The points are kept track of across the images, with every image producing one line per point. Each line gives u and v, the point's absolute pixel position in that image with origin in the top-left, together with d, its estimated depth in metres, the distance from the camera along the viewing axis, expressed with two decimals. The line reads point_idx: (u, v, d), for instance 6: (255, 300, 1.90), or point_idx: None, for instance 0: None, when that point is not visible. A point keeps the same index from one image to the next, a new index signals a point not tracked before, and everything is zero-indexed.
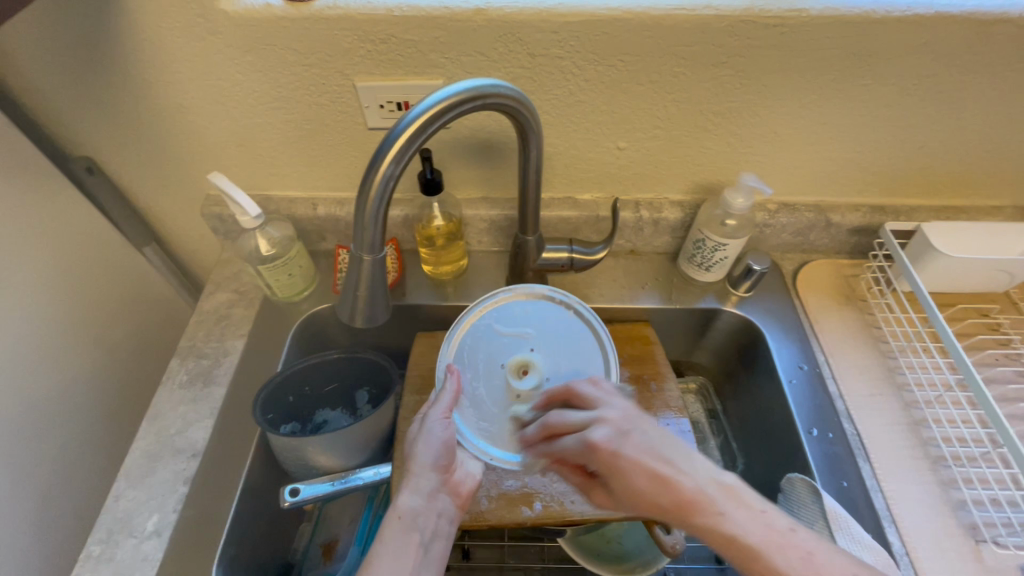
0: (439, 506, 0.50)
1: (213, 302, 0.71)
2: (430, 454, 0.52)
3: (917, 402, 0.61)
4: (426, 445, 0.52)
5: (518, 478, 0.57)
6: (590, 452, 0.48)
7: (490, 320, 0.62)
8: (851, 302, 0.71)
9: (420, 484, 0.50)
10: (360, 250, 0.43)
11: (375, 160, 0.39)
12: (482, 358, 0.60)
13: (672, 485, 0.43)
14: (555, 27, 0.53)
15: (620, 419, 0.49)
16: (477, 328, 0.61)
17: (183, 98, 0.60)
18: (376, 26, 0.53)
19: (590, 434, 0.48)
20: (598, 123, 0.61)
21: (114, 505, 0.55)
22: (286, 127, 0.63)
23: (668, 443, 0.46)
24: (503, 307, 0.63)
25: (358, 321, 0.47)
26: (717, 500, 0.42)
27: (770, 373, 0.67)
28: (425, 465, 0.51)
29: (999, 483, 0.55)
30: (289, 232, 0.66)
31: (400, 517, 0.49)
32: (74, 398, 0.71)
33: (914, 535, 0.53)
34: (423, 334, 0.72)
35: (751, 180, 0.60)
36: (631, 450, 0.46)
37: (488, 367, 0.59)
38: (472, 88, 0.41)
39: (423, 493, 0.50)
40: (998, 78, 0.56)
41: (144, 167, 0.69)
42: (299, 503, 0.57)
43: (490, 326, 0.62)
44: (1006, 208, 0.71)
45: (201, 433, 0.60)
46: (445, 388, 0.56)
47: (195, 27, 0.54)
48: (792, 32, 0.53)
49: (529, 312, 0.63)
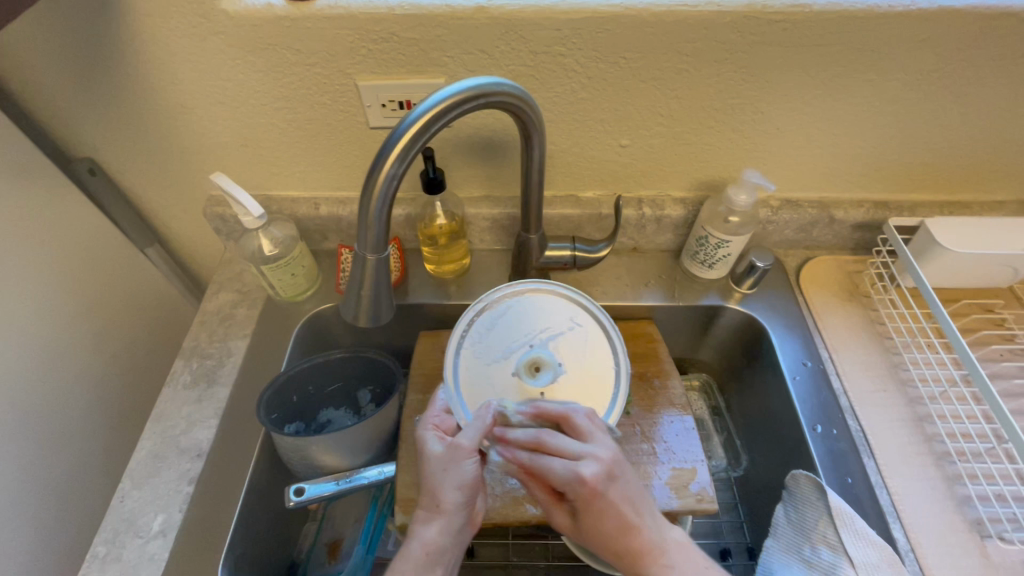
0: (462, 540, 0.49)
1: (216, 302, 0.71)
2: (462, 493, 0.47)
3: (921, 397, 0.61)
4: (453, 485, 0.47)
5: (521, 476, 0.57)
6: (577, 487, 0.44)
7: (473, 345, 0.56)
8: (854, 298, 0.71)
9: (450, 523, 0.47)
10: (364, 249, 0.43)
11: (378, 159, 0.39)
12: (485, 374, 0.54)
13: (637, 536, 0.45)
14: (557, 24, 0.53)
15: (614, 461, 0.45)
16: (469, 362, 0.55)
17: (186, 98, 0.60)
18: (378, 25, 0.53)
19: (581, 471, 0.44)
20: (601, 121, 0.61)
21: (119, 505, 0.55)
22: (289, 126, 0.62)
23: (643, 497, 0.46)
24: (477, 325, 0.56)
25: (362, 320, 0.47)
26: (670, 561, 0.45)
27: (773, 370, 0.67)
28: (456, 505, 0.47)
29: (1005, 478, 0.55)
30: (292, 232, 0.66)
31: (426, 554, 0.46)
32: (79, 399, 0.71)
33: (918, 531, 0.53)
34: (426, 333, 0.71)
35: (754, 177, 0.60)
36: (614, 495, 0.44)
37: (494, 386, 0.53)
38: (475, 86, 0.40)
39: (451, 533, 0.47)
40: (1001, 72, 0.56)
41: (147, 168, 0.69)
42: (304, 502, 0.58)
43: (482, 352, 0.55)
44: (1010, 203, 0.71)
45: (206, 433, 0.60)
46: (478, 417, 0.48)
47: (197, 28, 0.53)
48: (795, 28, 0.52)
49: (504, 316, 0.57)
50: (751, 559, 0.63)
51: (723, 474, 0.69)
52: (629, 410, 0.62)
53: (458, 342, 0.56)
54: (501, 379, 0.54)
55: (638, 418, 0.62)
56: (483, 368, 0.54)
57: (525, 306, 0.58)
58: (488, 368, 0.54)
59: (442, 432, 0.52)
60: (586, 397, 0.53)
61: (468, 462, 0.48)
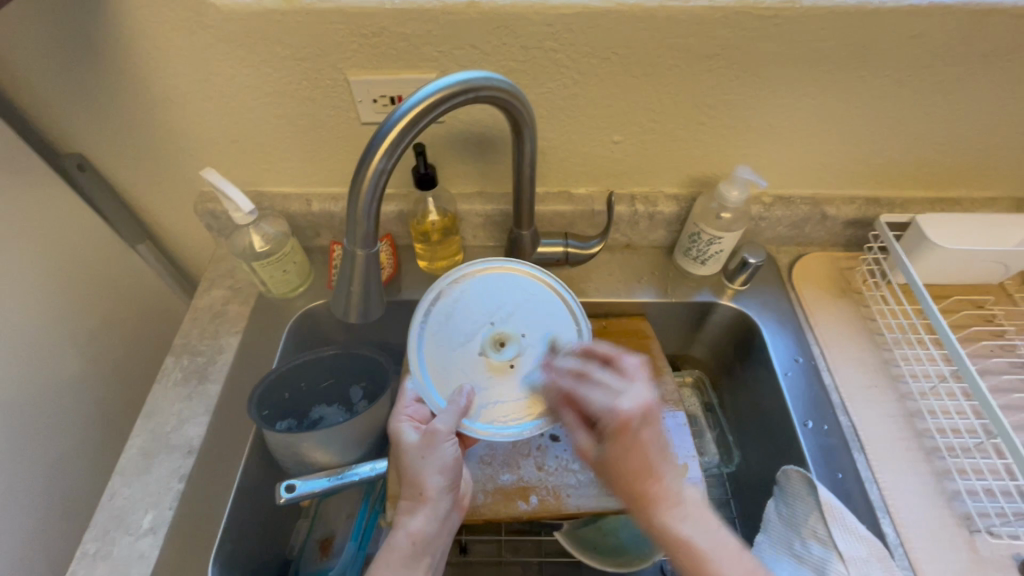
0: (450, 524, 0.51)
1: (208, 299, 0.71)
2: (444, 476, 0.50)
3: (911, 393, 0.61)
4: (434, 469, 0.50)
5: (512, 472, 0.57)
6: (610, 417, 0.47)
7: (434, 333, 0.55)
8: (846, 294, 0.71)
9: (435, 508, 0.49)
10: (353, 245, 0.42)
11: (367, 154, 0.39)
12: (451, 356, 0.54)
13: (657, 479, 0.47)
14: (548, 19, 0.52)
15: (652, 405, 0.47)
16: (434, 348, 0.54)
17: (175, 93, 0.59)
18: (368, 19, 0.53)
19: (618, 404, 0.47)
20: (593, 116, 0.61)
21: (109, 502, 0.55)
22: (279, 122, 0.62)
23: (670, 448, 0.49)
24: (435, 312, 0.55)
25: (352, 316, 0.47)
26: (683, 511, 0.48)
27: (765, 366, 0.67)
28: (440, 489, 0.50)
29: (993, 473, 0.55)
30: (283, 228, 0.66)
31: (413, 542, 0.49)
32: (68, 396, 0.70)
33: (908, 525, 0.53)
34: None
35: (746, 173, 0.60)
36: (645, 436, 0.47)
37: (463, 368, 0.54)
38: (465, 80, 0.40)
39: (436, 516, 0.49)
40: (992, 69, 0.56)
41: (137, 163, 0.68)
42: (295, 499, 0.57)
43: (446, 337, 0.55)
44: (1001, 200, 0.71)
45: (197, 430, 0.60)
46: (454, 404, 0.50)
47: (186, 22, 0.53)
48: (786, 24, 0.52)
49: (462, 298, 0.56)
50: None
51: (716, 470, 0.69)
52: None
53: (420, 331, 0.54)
54: (468, 358, 0.54)
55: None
56: (449, 350, 0.54)
57: (479, 283, 0.57)
58: (453, 349, 0.54)
59: (417, 421, 0.55)
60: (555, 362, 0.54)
61: (446, 445, 0.50)
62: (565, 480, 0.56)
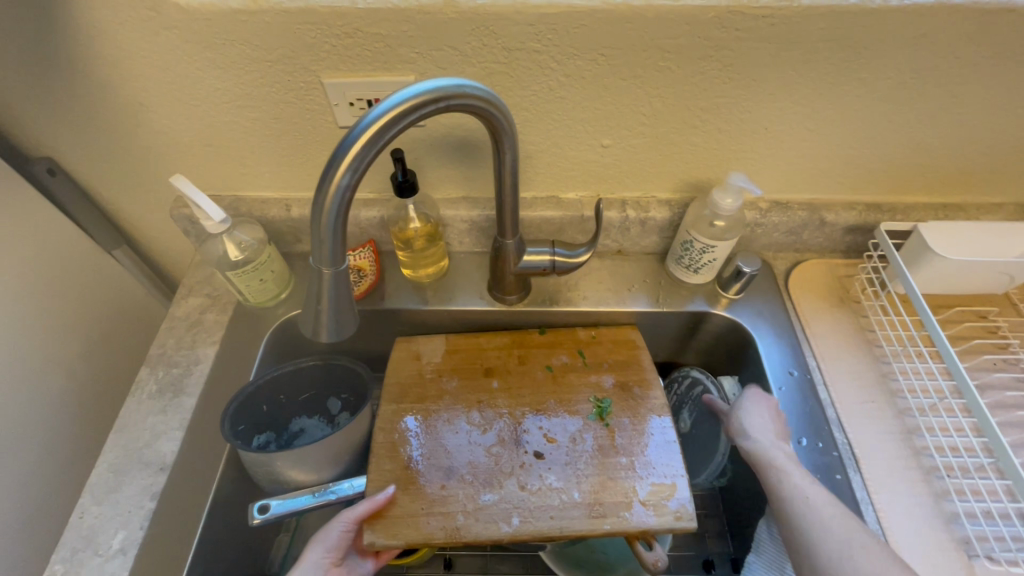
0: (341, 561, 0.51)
1: (185, 307, 0.69)
2: (355, 510, 0.52)
3: (909, 409, 0.59)
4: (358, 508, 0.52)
5: (493, 491, 0.55)
6: None
7: None
8: (844, 303, 0.68)
9: (331, 537, 0.51)
10: (319, 262, 0.40)
11: (329, 168, 0.37)
12: (685, 412, 0.71)
13: None
14: (531, 19, 0.50)
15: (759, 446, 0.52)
16: None
17: (143, 96, 0.57)
18: (340, 19, 0.50)
19: None
20: (581, 120, 0.59)
21: (78, 521, 0.53)
22: (253, 126, 0.60)
23: None
24: None
25: (323, 335, 0.44)
26: None
27: (760, 378, 0.65)
28: (344, 520, 0.52)
29: (992, 495, 0.53)
30: (259, 236, 0.63)
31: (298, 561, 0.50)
32: (41, 410, 0.68)
33: (904, 550, 0.51)
34: (402, 337, 0.69)
35: (740, 180, 0.58)
36: None
37: None
38: (436, 88, 0.38)
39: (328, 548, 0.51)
40: (999, 71, 0.53)
41: (108, 167, 0.66)
42: (269, 520, 0.55)
43: None
44: (1007, 206, 0.68)
45: (170, 446, 0.58)
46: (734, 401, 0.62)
47: (149, 22, 0.50)
48: (782, 23, 0.49)
49: None
50: (733, 571, 0.63)
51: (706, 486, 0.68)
52: (609, 421, 0.60)
53: (693, 368, 0.71)
54: None
55: (617, 430, 0.59)
56: (688, 406, 0.70)
57: None
58: (678, 418, 0.71)
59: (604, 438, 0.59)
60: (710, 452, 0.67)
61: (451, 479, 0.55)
62: (550, 500, 0.54)
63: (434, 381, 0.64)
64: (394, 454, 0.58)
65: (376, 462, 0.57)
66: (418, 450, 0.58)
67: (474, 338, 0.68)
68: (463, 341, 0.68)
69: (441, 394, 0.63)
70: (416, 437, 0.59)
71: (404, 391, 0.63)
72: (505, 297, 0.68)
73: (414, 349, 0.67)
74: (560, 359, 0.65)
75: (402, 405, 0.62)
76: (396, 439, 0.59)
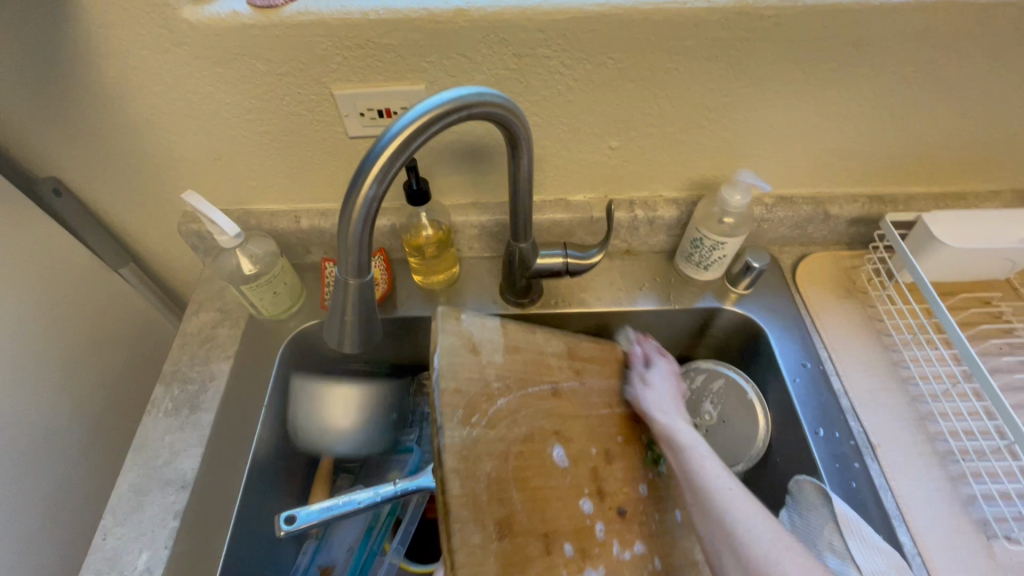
0: None
1: (197, 323, 0.68)
2: None
3: (922, 395, 0.60)
4: None
5: (596, 565, 0.46)
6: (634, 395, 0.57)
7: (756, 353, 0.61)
8: (851, 295, 0.69)
9: None
10: (345, 273, 0.40)
11: (356, 180, 0.37)
12: (708, 403, 0.68)
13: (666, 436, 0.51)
14: (541, 26, 0.50)
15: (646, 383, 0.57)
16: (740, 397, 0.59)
17: (152, 113, 0.57)
18: (351, 31, 0.50)
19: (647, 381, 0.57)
20: (590, 123, 0.59)
21: (101, 543, 0.53)
22: (263, 139, 0.60)
23: (656, 403, 0.55)
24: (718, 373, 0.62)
25: (348, 346, 0.45)
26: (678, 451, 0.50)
27: (774, 371, 0.66)
28: None
29: (1009, 476, 0.54)
30: (271, 248, 0.63)
31: None
32: (54, 434, 0.67)
33: (925, 534, 0.52)
34: (448, 312, 0.51)
35: (749, 178, 0.58)
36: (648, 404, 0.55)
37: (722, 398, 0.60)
38: (458, 98, 0.38)
39: None
40: (996, 63, 0.55)
41: (115, 184, 0.65)
42: (295, 530, 0.54)
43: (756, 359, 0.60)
44: (1005, 192, 0.70)
45: (190, 463, 0.57)
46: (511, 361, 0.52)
47: (159, 39, 0.50)
48: (787, 23, 0.50)
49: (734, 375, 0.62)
50: None
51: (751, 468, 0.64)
52: (662, 468, 0.54)
53: (708, 362, 0.70)
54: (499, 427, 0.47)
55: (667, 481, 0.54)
56: (710, 398, 0.68)
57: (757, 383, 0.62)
58: (702, 410, 0.68)
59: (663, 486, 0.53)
60: (738, 441, 0.65)
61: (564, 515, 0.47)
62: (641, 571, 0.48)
63: (501, 396, 0.49)
64: (473, 499, 0.42)
65: (462, 534, 0.41)
66: (498, 503, 0.44)
67: (532, 336, 0.55)
68: (523, 338, 0.54)
69: (512, 416, 0.49)
70: (494, 484, 0.44)
71: (471, 410, 0.47)
72: (518, 301, 0.68)
73: (468, 334, 0.51)
74: (608, 384, 0.57)
75: (475, 432, 0.45)
76: (479, 490, 0.43)
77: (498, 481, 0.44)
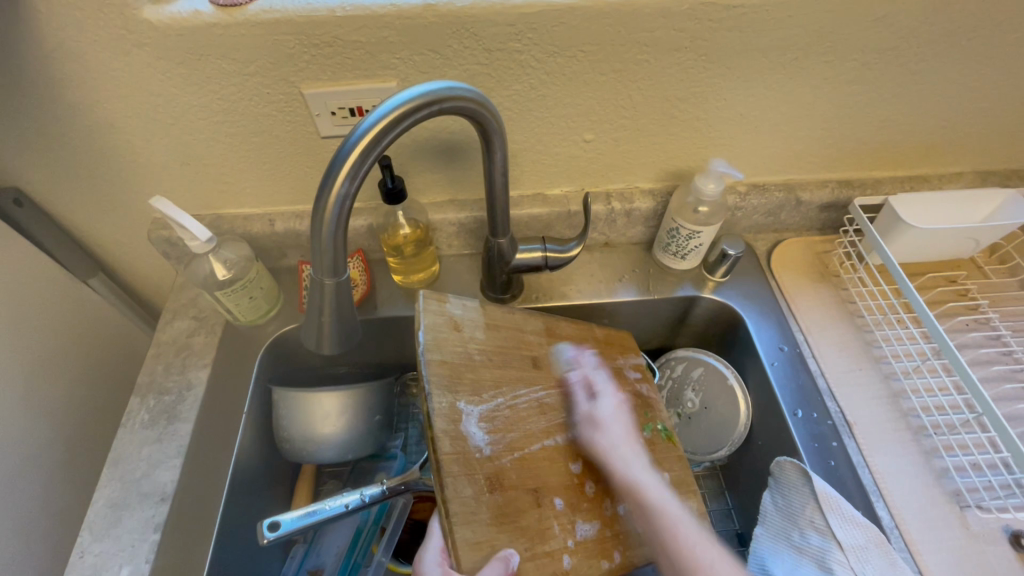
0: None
1: (171, 332, 0.67)
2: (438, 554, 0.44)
3: (895, 373, 0.62)
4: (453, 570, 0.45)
5: (587, 521, 0.48)
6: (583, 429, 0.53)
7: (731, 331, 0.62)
8: (824, 278, 0.71)
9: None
10: (320, 273, 0.40)
11: (328, 177, 0.36)
12: (689, 391, 0.70)
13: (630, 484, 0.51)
14: (510, 20, 0.50)
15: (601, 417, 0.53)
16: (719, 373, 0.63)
17: (115, 117, 0.55)
18: (319, 28, 0.49)
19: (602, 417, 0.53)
20: (564, 116, 0.59)
21: (79, 560, 0.51)
22: (232, 141, 0.58)
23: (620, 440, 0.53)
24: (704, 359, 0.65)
25: (327, 347, 0.44)
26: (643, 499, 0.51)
27: (753, 356, 0.67)
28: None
29: (977, 447, 0.57)
30: (246, 252, 0.62)
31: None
32: (22, 451, 0.65)
33: (902, 508, 0.53)
34: (432, 294, 0.50)
35: (721, 166, 0.59)
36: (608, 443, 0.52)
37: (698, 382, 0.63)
38: (427, 93, 0.38)
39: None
40: (953, 47, 0.56)
41: (80, 192, 0.63)
42: (279, 537, 0.52)
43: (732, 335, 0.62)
44: (967, 174, 0.72)
45: (169, 475, 0.56)
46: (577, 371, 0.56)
47: (119, 41, 0.49)
48: (753, 12, 0.51)
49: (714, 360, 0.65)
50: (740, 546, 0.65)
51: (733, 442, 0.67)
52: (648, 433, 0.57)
53: (682, 350, 0.72)
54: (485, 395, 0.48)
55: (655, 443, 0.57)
56: (691, 386, 0.70)
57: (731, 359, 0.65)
58: (684, 399, 0.70)
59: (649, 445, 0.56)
60: (721, 425, 0.67)
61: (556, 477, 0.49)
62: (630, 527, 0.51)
63: (487, 368, 0.49)
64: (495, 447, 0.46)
65: (454, 486, 0.41)
66: (489, 459, 0.45)
67: (511, 315, 0.55)
68: (503, 317, 0.54)
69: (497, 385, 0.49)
70: (489, 444, 0.45)
71: (455, 379, 0.47)
72: (499, 297, 0.68)
73: (452, 314, 0.50)
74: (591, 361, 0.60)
75: (461, 399, 0.46)
76: (469, 449, 0.44)
77: (497, 444, 0.46)
